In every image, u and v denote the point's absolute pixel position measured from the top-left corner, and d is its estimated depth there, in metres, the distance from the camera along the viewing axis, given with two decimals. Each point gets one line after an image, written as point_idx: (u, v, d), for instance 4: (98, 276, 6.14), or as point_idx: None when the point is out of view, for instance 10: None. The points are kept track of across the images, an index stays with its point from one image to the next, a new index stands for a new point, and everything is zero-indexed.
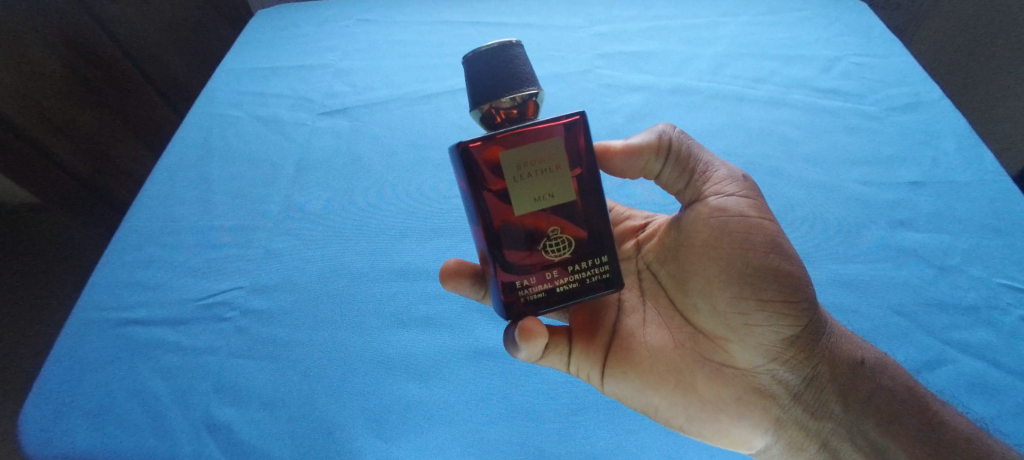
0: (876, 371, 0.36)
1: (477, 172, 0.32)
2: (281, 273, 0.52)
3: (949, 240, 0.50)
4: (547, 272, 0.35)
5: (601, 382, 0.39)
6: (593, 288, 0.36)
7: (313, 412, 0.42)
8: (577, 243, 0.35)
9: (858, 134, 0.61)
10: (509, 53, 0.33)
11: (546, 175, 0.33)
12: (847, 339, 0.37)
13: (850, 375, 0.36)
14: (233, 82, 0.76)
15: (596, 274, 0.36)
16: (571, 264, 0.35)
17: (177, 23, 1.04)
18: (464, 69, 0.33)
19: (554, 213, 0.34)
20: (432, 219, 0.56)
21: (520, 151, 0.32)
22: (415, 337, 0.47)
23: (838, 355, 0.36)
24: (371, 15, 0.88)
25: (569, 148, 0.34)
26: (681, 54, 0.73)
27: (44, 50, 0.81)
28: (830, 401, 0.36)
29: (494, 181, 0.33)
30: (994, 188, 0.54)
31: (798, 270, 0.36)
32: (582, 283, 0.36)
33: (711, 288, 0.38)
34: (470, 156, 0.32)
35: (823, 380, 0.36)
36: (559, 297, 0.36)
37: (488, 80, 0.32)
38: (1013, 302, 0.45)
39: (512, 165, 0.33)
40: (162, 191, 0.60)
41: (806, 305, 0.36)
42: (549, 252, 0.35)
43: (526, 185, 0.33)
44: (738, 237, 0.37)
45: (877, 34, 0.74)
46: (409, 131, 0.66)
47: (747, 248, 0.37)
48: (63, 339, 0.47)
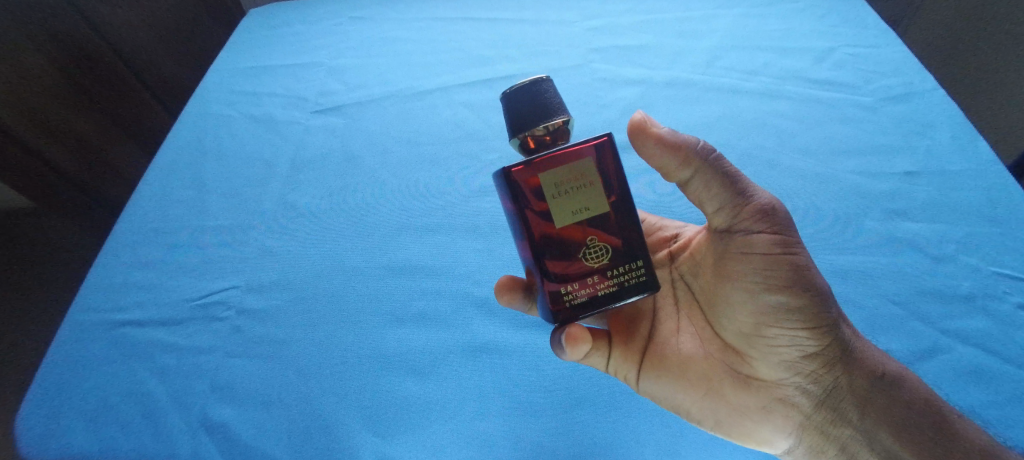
0: (900, 384, 0.35)
1: (516, 193, 0.33)
2: (277, 272, 0.52)
3: (944, 229, 0.50)
4: (589, 278, 0.35)
5: (637, 381, 0.41)
6: (634, 292, 0.36)
7: (311, 410, 0.42)
8: (616, 251, 0.35)
9: (853, 125, 0.61)
10: (544, 88, 0.34)
11: (582, 191, 0.34)
12: (872, 351, 0.36)
13: (870, 387, 0.35)
14: (226, 81, 0.75)
15: (635, 277, 0.36)
16: (611, 270, 0.36)
17: (170, 24, 1.03)
18: (501, 104, 0.34)
19: (592, 225, 0.35)
20: (428, 215, 0.56)
21: (555, 171, 0.33)
22: (413, 334, 0.47)
23: (861, 369, 0.35)
24: (364, 13, 0.87)
25: (601, 163, 0.34)
26: (676, 47, 0.73)
27: (37, 55, 0.81)
28: (850, 412, 0.36)
29: (533, 199, 0.33)
30: (989, 177, 0.54)
31: (823, 290, 0.35)
32: (623, 287, 0.36)
33: (734, 304, 0.38)
34: (511, 178, 0.33)
35: (844, 392, 0.36)
36: (602, 303, 0.36)
37: (524, 110, 0.33)
38: (1008, 290, 0.45)
39: (550, 184, 0.33)
40: (156, 191, 0.60)
41: (830, 323, 0.35)
42: (589, 260, 0.35)
43: (565, 201, 0.34)
44: (763, 264, 0.36)
45: (871, 24, 0.74)
46: (403, 128, 0.66)
47: (773, 276, 0.35)
48: (59, 341, 0.47)
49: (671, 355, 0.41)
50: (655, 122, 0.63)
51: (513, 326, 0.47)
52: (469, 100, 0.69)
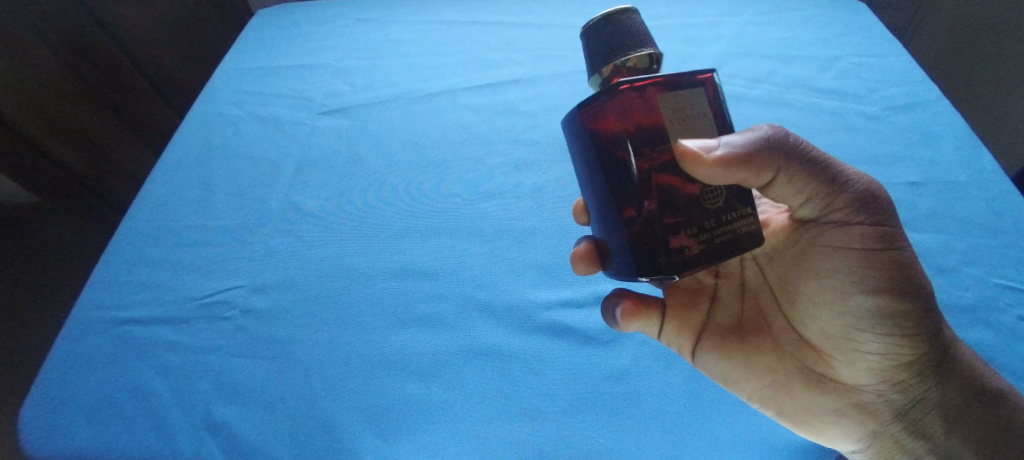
0: (995, 402, 0.34)
1: (627, 111, 0.31)
2: (282, 273, 0.52)
3: (947, 240, 0.50)
4: (703, 223, 0.32)
5: (693, 357, 0.42)
6: (746, 244, 0.34)
7: (312, 411, 0.42)
8: (726, 196, 0.34)
9: (858, 134, 0.61)
10: (631, 24, 0.34)
11: (693, 122, 0.32)
12: (970, 365, 0.35)
13: (962, 402, 0.34)
14: (233, 81, 0.76)
15: (748, 226, 0.34)
16: (724, 216, 0.33)
17: (181, 24, 1.03)
18: (584, 43, 0.35)
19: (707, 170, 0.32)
20: (433, 218, 0.56)
21: (671, 90, 0.31)
22: (416, 337, 0.47)
23: (955, 383, 0.35)
24: (371, 14, 0.88)
25: (708, 97, 0.33)
26: (680, 54, 0.73)
27: (45, 52, 0.81)
28: (933, 426, 0.35)
29: (650, 118, 0.31)
30: (993, 189, 0.54)
31: (929, 296, 0.34)
32: (737, 236, 0.33)
33: (821, 299, 0.38)
34: (625, 96, 0.30)
35: (931, 405, 0.35)
36: (716, 253, 0.33)
37: (612, 40, 0.34)
38: (1011, 303, 0.45)
39: (666, 105, 0.31)
40: (162, 189, 0.61)
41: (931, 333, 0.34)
42: (703, 203, 0.33)
43: (678, 129, 0.32)
44: (869, 264, 0.35)
45: (876, 34, 0.74)
46: (408, 130, 0.66)
47: (875, 279, 0.34)
48: (63, 337, 0.48)
49: (740, 343, 0.42)
50: None
51: (516, 329, 0.47)
52: (475, 103, 0.69)
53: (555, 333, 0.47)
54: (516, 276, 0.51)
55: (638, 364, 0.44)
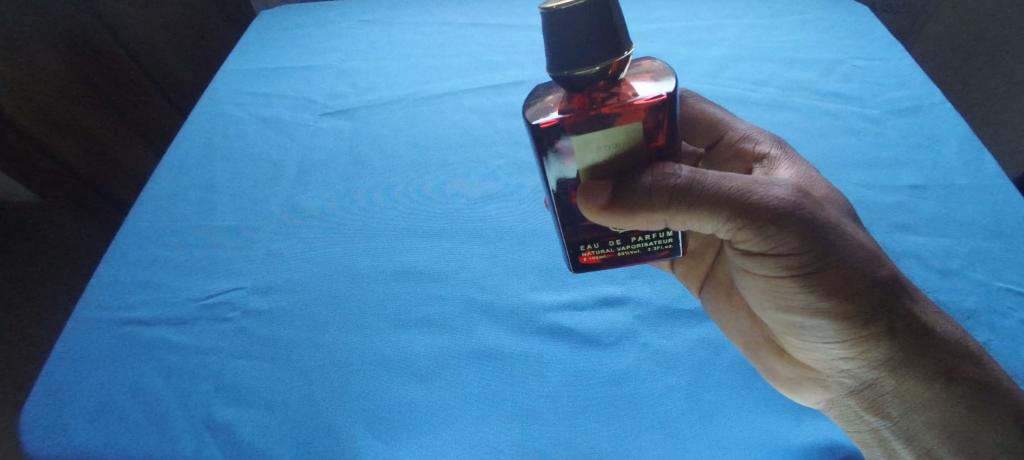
0: (957, 399, 0.34)
1: (551, 148, 0.33)
2: (283, 274, 0.52)
3: (949, 244, 0.50)
4: (612, 241, 0.40)
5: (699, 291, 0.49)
6: (651, 256, 0.41)
7: (313, 413, 0.42)
8: None
9: (859, 138, 0.61)
10: (605, 18, 0.29)
11: (619, 154, 0.34)
12: (937, 364, 0.34)
13: (920, 395, 0.35)
14: (236, 83, 0.76)
15: (658, 245, 0.41)
16: (636, 237, 0.40)
17: (184, 24, 1.04)
18: (548, 20, 0.30)
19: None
20: (434, 220, 0.56)
21: (589, 128, 0.32)
22: (417, 338, 0.47)
23: (914, 377, 0.35)
24: (373, 16, 0.88)
25: (650, 124, 0.33)
26: (683, 57, 0.74)
27: (47, 51, 0.81)
28: (891, 406, 0.38)
29: (559, 157, 0.34)
30: (995, 192, 0.54)
31: (860, 303, 0.35)
32: (643, 251, 0.41)
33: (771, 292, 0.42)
34: (547, 137, 0.32)
35: (888, 390, 0.38)
36: (619, 261, 0.41)
37: (568, 40, 0.30)
38: (1013, 306, 0.45)
39: (580, 142, 0.33)
40: (164, 190, 0.61)
41: (869, 333, 0.36)
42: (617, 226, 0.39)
43: (598, 165, 0.35)
44: (794, 276, 0.37)
45: (879, 37, 0.74)
46: (410, 132, 0.67)
47: (803, 287, 0.37)
48: (65, 338, 0.48)
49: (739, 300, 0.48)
50: None
51: (517, 331, 0.47)
52: (477, 105, 0.69)
53: (556, 335, 0.47)
54: (517, 279, 0.51)
55: (639, 367, 0.44)
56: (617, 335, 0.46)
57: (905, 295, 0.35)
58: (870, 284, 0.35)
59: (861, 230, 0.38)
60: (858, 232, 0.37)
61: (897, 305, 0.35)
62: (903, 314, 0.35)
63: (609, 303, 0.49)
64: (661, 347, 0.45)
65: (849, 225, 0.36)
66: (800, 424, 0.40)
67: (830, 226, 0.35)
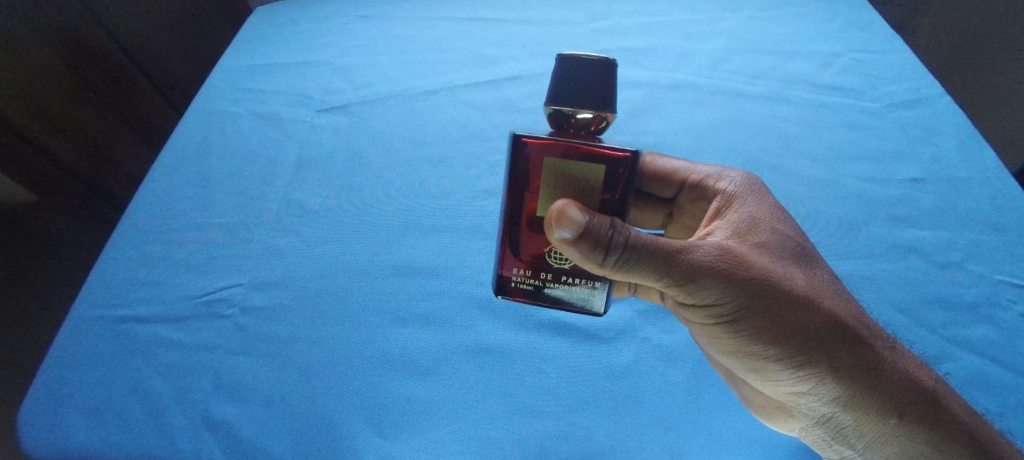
0: (911, 431, 0.35)
1: (520, 167, 0.38)
2: (282, 271, 0.52)
3: (949, 237, 0.50)
4: (542, 273, 0.40)
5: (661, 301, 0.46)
6: (577, 302, 0.41)
7: (313, 410, 0.42)
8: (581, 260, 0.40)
9: (859, 131, 0.61)
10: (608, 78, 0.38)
11: (578, 189, 0.37)
12: (890, 398, 0.36)
13: (877, 429, 0.37)
14: (231, 79, 0.75)
15: (586, 293, 0.40)
16: (566, 277, 0.40)
17: (181, 22, 1.02)
18: (567, 62, 0.38)
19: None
20: (433, 216, 0.56)
21: (564, 159, 0.36)
22: (417, 334, 0.47)
23: (868, 412, 0.37)
24: (369, 11, 0.87)
25: (612, 175, 0.37)
26: (681, 49, 0.73)
27: (43, 50, 0.81)
28: (853, 436, 0.38)
29: (528, 180, 0.38)
30: (994, 185, 0.54)
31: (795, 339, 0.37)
32: (569, 295, 0.41)
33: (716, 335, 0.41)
34: (519, 146, 0.37)
35: (850, 426, 0.38)
36: (546, 298, 0.41)
37: (594, 79, 0.38)
38: (1012, 299, 0.45)
39: (550, 169, 0.37)
40: (160, 187, 0.60)
41: (816, 377, 0.38)
42: (553, 260, 0.40)
43: (554, 193, 0.38)
44: (736, 329, 0.39)
45: (878, 29, 0.73)
46: (408, 127, 0.66)
47: (745, 338, 0.39)
48: (62, 335, 0.47)
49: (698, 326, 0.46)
50: (661, 125, 0.63)
51: (516, 326, 0.47)
52: (474, 100, 0.69)
53: (555, 331, 0.46)
54: None
55: (639, 361, 0.44)
56: (617, 330, 0.46)
57: (847, 339, 0.37)
58: (806, 333, 0.37)
59: (794, 273, 0.39)
60: (791, 277, 0.39)
61: (839, 348, 0.36)
62: (846, 358, 0.36)
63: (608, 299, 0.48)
64: (661, 342, 0.45)
65: (780, 271, 0.38)
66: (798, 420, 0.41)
67: (758, 280, 0.37)
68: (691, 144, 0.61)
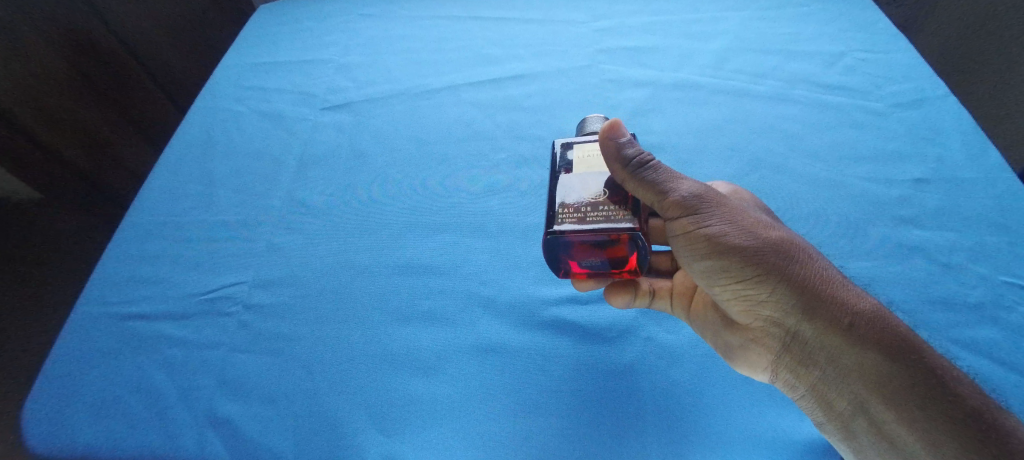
0: (863, 337, 0.35)
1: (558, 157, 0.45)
2: (284, 268, 0.52)
3: (954, 238, 0.50)
4: (581, 204, 0.40)
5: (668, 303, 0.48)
6: (616, 220, 0.39)
7: (316, 407, 0.43)
8: (616, 195, 0.41)
9: (863, 131, 0.61)
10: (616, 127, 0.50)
11: None
12: (850, 319, 0.36)
13: (830, 341, 0.37)
14: (235, 77, 0.76)
15: (622, 212, 0.39)
16: (602, 204, 0.40)
17: (188, 21, 1.01)
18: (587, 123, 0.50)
19: (606, 178, 0.42)
20: (436, 214, 0.56)
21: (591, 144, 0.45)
22: (419, 333, 0.47)
23: (826, 333, 0.37)
24: (372, 9, 0.87)
25: None
26: (683, 49, 0.73)
27: (51, 52, 0.82)
28: (815, 358, 0.38)
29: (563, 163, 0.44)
30: (999, 185, 0.53)
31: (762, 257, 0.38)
32: (608, 216, 0.39)
33: (698, 268, 0.43)
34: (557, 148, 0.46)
35: (812, 343, 0.38)
36: (586, 223, 0.39)
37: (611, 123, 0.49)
38: (1017, 300, 0.45)
39: (581, 152, 0.44)
40: (164, 184, 0.61)
41: (774, 288, 0.39)
42: (589, 194, 0.41)
43: (587, 159, 0.43)
44: (704, 250, 0.41)
45: (883, 29, 0.73)
46: (411, 126, 0.66)
47: (712, 258, 0.41)
48: (67, 332, 0.48)
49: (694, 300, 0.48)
50: (663, 125, 0.63)
51: (518, 326, 0.47)
52: (478, 99, 0.69)
53: (558, 329, 0.46)
54: (519, 274, 0.50)
55: (642, 361, 0.44)
56: (620, 329, 0.46)
57: (797, 252, 0.39)
58: (765, 247, 0.39)
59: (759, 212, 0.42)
60: (756, 213, 0.42)
61: (790, 259, 0.38)
62: (795, 269, 0.38)
63: None
64: (664, 341, 0.45)
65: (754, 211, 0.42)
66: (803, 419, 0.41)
67: (730, 209, 0.40)
68: (694, 143, 0.61)
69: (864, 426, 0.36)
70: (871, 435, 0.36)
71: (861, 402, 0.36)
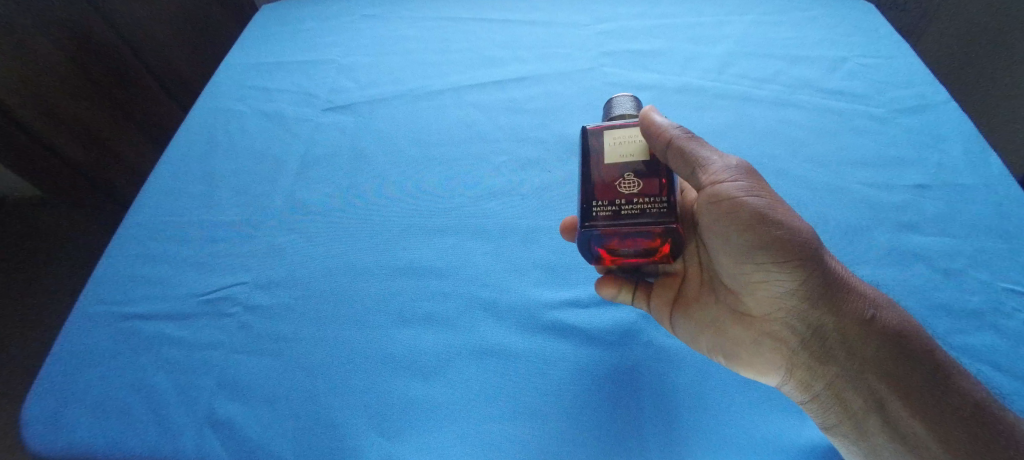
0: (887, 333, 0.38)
1: (585, 142, 0.44)
2: (285, 269, 0.52)
3: (955, 244, 0.50)
4: (616, 198, 0.40)
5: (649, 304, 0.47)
6: (652, 216, 0.39)
7: (315, 408, 0.42)
8: (649, 186, 0.40)
9: (866, 136, 0.61)
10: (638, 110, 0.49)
11: (637, 144, 0.43)
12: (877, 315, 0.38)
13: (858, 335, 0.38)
14: (238, 77, 0.76)
15: (657, 206, 0.39)
16: (637, 198, 0.40)
17: (191, 20, 1.01)
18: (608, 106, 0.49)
19: (637, 167, 0.41)
20: (437, 215, 0.56)
21: (621, 130, 0.44)
22: (419, 335, 0.47)
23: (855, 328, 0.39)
24: (376, 10, 0.87)
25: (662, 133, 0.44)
26: (686, 53, 0.73)
27: (53, 50, 0.82)
28: (837, 352, 0.40)
29: (592, 150, 0.43)
30: (1001, 191, 0.53)
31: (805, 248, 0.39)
32: (644, 212, 0.39)
33: (728, 257, 0.42)
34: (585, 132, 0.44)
35: (836, 338, 0.40)
36: (623, 219, 0.39)
37: (637, 107, 0.48)
38: (1017, 306, 0.45)
39: (611, 139, 0.43)
40: (166, 184, 0.61)
41: (810, 283, 0.39)
42: (622, 187, 0.40)
43: (617, 148, 0.43)
44: (739, 239, 0.40)
45: (885, 34, 0.73)
46: (413, 127, 0.66)
47: (746, 248, 0.40)
48: (67, 332, 0.48)
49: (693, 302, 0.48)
50: None
51: (518, 329, 0.47)
52: (480, 101, 0.69)
53: (558, 332, 0.46)
54: (519, 276, 0.50)
55: (642, 364, 0.44)
56: (620, 333, 0.46)
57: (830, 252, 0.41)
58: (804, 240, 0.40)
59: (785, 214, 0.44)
60: None
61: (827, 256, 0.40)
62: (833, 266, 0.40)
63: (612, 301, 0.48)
64: (664, 345, 0.45)
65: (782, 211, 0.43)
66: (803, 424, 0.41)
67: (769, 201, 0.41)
68: None
69: (876, 423, 0.38)
70: (883, 434, 0.37)
71: (879, 398, 0.38)
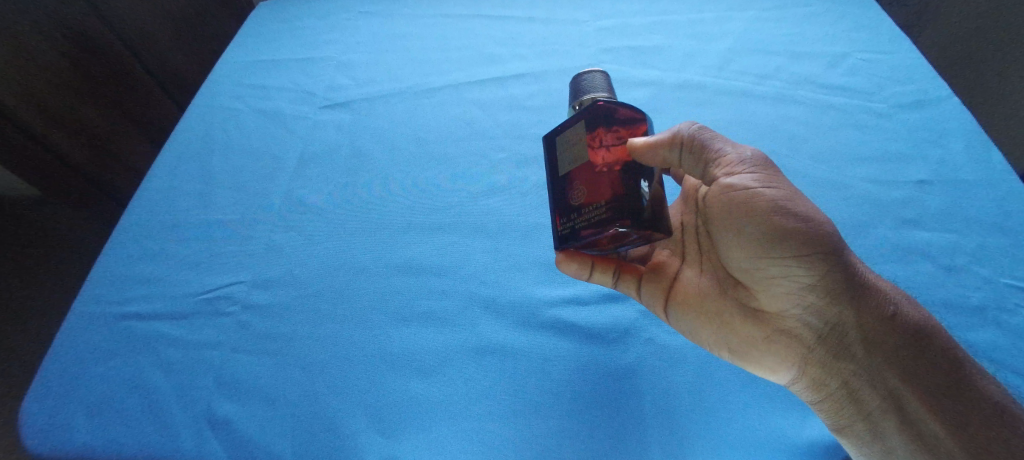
0: (908, 329, 0.36)
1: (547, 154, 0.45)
2: (284, 268, 0.51)
3: (957, 240, 0.50)
4: (569, 211, 0.41)
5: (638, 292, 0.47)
6: (594, 226, 0.38)
7: (314, 407, 0.42)
8: (590, 192, 0.39)
9: (867, 132, 0.60)
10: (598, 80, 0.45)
11: (576, 145, 0.41)
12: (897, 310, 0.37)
13: (879, 331, 0.37)
14: (235, 75, 0.75)
15: (598, 213, 0.38)
16: (582, 206, 0.39)
17: (188, 19, 1.01)
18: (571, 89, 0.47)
19: (580, 171, 0.40)
20: (436, 213, 0.56)
21: (564, 134, 0.42)
22: (419, 333, 0.46)
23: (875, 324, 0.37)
24: (373, 7, 0.86)
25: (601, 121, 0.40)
26: (686, 49, 0.73)
27: (48, 49, 0.81)
28: (854, 350, 0.38)
29: (550, 164, 0.44)
30: (1003, 187, 0.53)
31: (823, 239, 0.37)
32: (589, 222, 0.39)
33: (739, 249, 0.40)
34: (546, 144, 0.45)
35: (853, 334, 0.38)
36: (574, 233, 0.40)
37: (590, 85, 0.44)
38: (1020, 302, 0.45)
39: (560, 146, 0.43)
40: (163, 183, 0.60)
41: (828, 275, 0.37)
42: (571, 197, 0.41)
43: (564, 155, 0.42)
44: (753, 231, 0.39)
45: (886, 30, 0.72)
46: (411, 125, 0.66)
47: (758, 240, 0.39)
48: (64, 332, 0.47)
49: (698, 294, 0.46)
50: (665, 125, 0.63)
51: (518, 327, 0.46)
52: (479, 98, 0.69)
53: (558, 331, 0.46)
54: (518, 274, 0.50)
55: (643, 362, 0.44)
56: (621, 330, 0.46)
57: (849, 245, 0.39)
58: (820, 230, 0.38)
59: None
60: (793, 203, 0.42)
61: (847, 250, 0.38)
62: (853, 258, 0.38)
63: (612, 299, 0.48)
64: (665, 343, 0.45)
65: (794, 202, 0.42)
66: (805, 421, 0.40)
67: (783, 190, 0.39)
68: None
69: (892, 425, 0.36)
70: (899, 436, 0.36)
71: (897, 396, 0.36)
